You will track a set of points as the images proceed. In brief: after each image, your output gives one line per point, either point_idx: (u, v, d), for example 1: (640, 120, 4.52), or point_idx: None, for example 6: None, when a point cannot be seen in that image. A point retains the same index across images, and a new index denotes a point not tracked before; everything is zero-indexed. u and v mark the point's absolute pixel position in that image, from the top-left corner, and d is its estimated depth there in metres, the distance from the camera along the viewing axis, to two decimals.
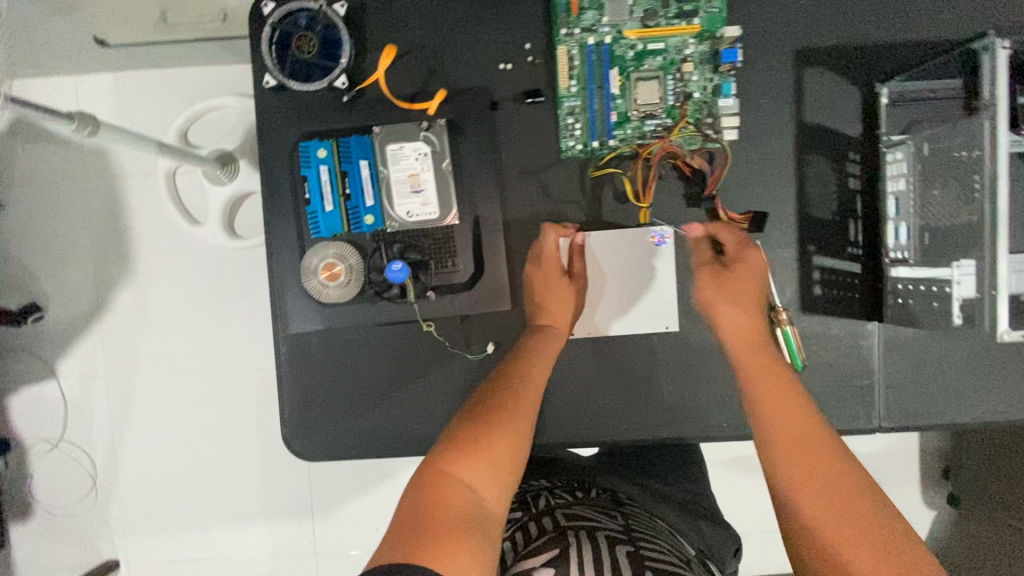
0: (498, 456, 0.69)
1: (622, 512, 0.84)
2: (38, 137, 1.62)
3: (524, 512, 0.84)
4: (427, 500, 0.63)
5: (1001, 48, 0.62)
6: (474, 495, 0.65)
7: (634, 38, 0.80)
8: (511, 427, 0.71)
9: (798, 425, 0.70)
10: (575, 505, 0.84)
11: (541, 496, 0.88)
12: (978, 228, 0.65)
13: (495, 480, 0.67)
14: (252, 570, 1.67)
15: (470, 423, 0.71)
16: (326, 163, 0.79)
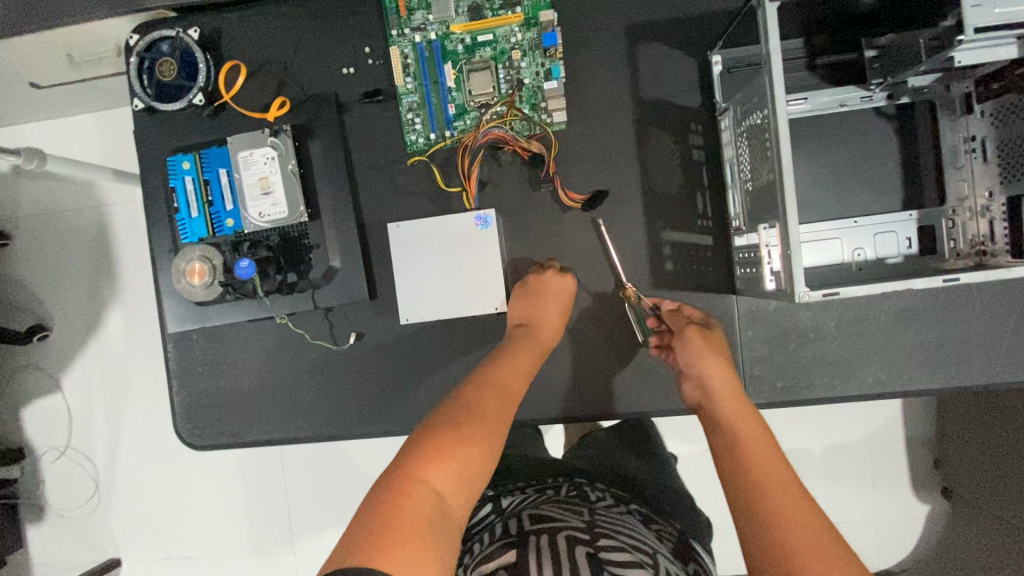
0: (472, 462, 0.63)
1: (589, 509, 0.79)
2: (36, 174, 1.80)
3: (494, 512, 0.84)
4: (390, 500, 0.57)
5: (769, 0, 0.62)
6: (442, 501, 0.59)
7: (462, 32, 0.83)
8: (489, 432, 0.66)
9: (770, 453, 0.64)
10: (544, 507, 0.80)
11: (512, 496, 0.87)
12: (775, 186, 0.64)
13: (467, 487, 0.62)
14: (236, 566, 1.77)
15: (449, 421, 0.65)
16: (190, 174, 0.86)
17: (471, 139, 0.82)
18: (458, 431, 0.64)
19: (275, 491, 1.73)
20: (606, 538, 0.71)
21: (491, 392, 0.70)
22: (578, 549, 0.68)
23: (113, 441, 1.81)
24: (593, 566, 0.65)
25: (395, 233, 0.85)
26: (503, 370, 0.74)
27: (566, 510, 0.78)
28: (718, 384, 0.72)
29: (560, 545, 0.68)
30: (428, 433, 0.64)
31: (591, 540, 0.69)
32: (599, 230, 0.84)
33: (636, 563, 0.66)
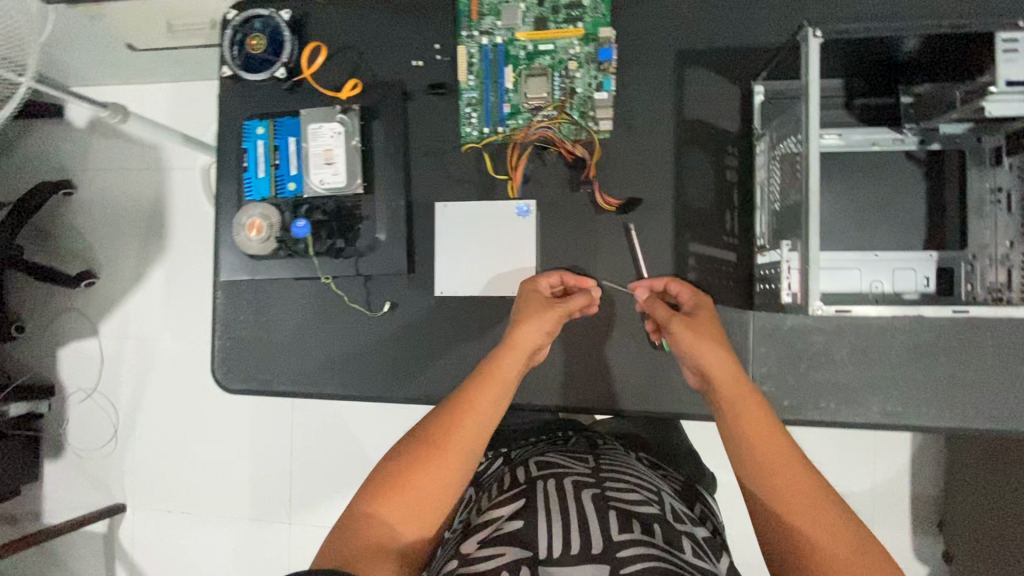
0: (427, 495, 0.68)
1: (594, 457, 0.88)
2: (108, 132, 1.91)
3: (504, 463, 0.93)
4: (353, 527, 0.67)
5: (813, 37, 0.67)
6: (394, 535, 0.67)
7: (525, 39, 0.90)
8: (446, 463, 0.69)
9: (764, 425, 0.68)
10: (551, 455, 0.88)
11: (522, 450, 0.97)
12: (801, 207, 0.69)
13: (420, 519, 0.68)
14: (234, 527, 1.82)
15: (409, 451, 0.70)
16: (263, 139, 0.95)
17: (522, 134, 0.89)
18: (414, 463, 0.69)
19: (282, 460, 1.79)
20: (610, 481, 0.79)
21: (456, 422, 0.72)
22: (584, 489, 0.76)
23: (138, 390, 1.90)
24: (599, 503, 0.73)
25: (443, 213, 0.93)
26: (477, 389, 0.75)
27: (570, 458, 0.87)
28: (719, 368, 0.72)
29: (567, 487, 0.77)
30: (391, 463, 0.71)
31: (596, 484, 0.78)
32: (630, 235, 0.89)
33: (640, 500, 0.75)
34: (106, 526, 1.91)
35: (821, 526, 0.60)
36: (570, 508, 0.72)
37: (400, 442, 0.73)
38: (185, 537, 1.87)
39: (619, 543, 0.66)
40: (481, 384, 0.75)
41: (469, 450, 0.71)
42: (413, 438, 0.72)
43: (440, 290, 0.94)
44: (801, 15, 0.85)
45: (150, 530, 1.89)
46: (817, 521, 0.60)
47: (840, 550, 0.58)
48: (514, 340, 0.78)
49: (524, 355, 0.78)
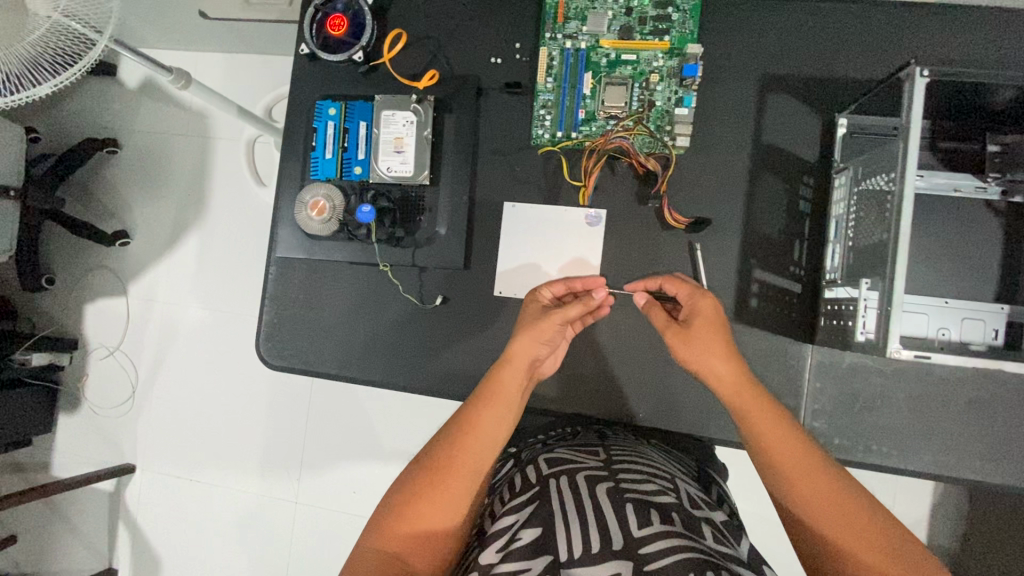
0: (436, 517, 0.70)
1: (604, 448, 0.86)
2: (156, 95, 1.84)
3: (514, 466, 0.90)
4: (367, 557, 0.67)
5: (919, 76, 0.66)
6: (407, 562, 0.67)
7: (609, 47, 0.89)
8: (452, 483, 0.71)
9: (786, 443, 0.70)
10: (560, 450, 0.86)
11: (533, 446, 0.94)
12: (885, 246, 0.67)
13: (430, 541, 0.69)
14: (240, 504, 1.75)
15: (416, 476, 0.72)
16: (333, 120, 0.94)
17: (602, 141, 0.86)
18: (421, 487, 0.71)
19: (295, 440, 1.72)
20: (623, 473, 0.78)
21: (460, 443, 0.74)
22: (598, 484, 0.75)
23: (160, 354, 1.83)
24: (615, 498, 0.72)
25: (510, 213, 0.93)
26: (478, 408, 0.77)
27: (580, 452, 0.85)
28: (723, 378, 0.75)
29: (581, 483, 0.75)
30: (399, 490, 0.72)
31: (609, 477, 0.77)
32: (694, 255, 0.88)
33: (656, 491, 0.74)
34: (113, 486, 1.84)
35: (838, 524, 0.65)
36: (587, 503, 0.71)
37: (406, 470, 0.74)
38: (193, 507, 1.79)
39: (641, 539, 0.65)
40: (483, 405, 0.77)
41: (473, 468, 0.73)
42: (420, 463, 0.73)
43: (499, 291, 0.93)
44: (892, 52, 0.84)
45: (157, 497, 1.82)
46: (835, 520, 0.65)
47: (873, 554, 0.62)
48: (512, 355, 0.79)
49: (524, 370, 0.80)
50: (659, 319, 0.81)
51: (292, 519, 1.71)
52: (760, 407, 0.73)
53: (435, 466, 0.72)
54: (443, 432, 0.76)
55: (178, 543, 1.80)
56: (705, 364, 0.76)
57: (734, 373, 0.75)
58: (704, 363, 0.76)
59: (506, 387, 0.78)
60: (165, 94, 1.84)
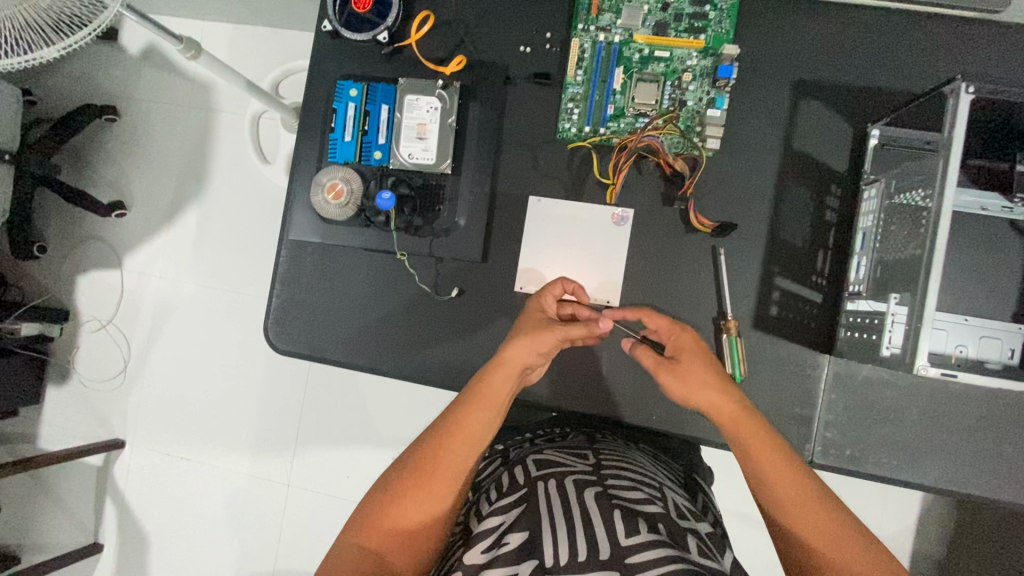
0: (416, 515, 0.69)
1: (593, 452, 0.86)
2: (158, 62, 1.77)
3: (502, 466, 0.88)
4: (346, 556, 0.66)
5: (964, 92, 0.65)
6: (386, 558, 0.67)
7: (643, 43, 0.87)
8: (434, 482, 0.70)
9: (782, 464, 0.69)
10: (548, 453, 0.85)
11: (521, 447, 0.93)
12: (919, 261, 0.67)
13: (410, 539, 0.68)
14: (228, 484, 1.71)
15: (399, 473, 0.71)
16: (354, 101, 0.91)
17: (636, 139, 0.83)
18: (404, 485, 0.70)
19: (289, 422, 1.68)
20: (610, 479, 0.77)
21: (446, 445, 0.72)
22: (586, 489, 0.73)
23: (155, 329, 1.78)
24: (602, 503, 0.70)
25: (535, 208, 0.91)
26: (466, 410, 0.74)
27: (569, 455, 0.84)
28: (719, 408, 0.73)
29: (569, 487, 0.74)
30: (383, 486, 0.72)
31: (598, 482, 0.76)
32: (717, 260, 0.87)
33: (643, 498, 0.73)
34: (102, 461, 1.78)
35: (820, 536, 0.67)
36: (574, 507, 0.70)
37: (392, 466, 0.74)
38: (182, 486, 1.75)
39: (627, 547, 0.64)
40: (470, 405, 0.75)
41: (456, 469, 0.72)
42: (405, 463, 0.72)
43: (520, 287, 0.91)
44: (928, 64, 0.83)
45: (146, 474, 1.77)
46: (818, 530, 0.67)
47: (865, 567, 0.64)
48: (505, 361, 0.76)
49: (516, 376, 0.77)
50: (647, 360, 0.78)
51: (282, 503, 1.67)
52: (754, 427, 0.72)
53: (418, 465, 0.71)
54: (428, 432, 0.75)
55: (166, 522, 1.75)
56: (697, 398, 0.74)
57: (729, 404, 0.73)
58: (697, 397, 0.74)
59: (493, 389, 0.76)
60: (167, 63, 1.77)
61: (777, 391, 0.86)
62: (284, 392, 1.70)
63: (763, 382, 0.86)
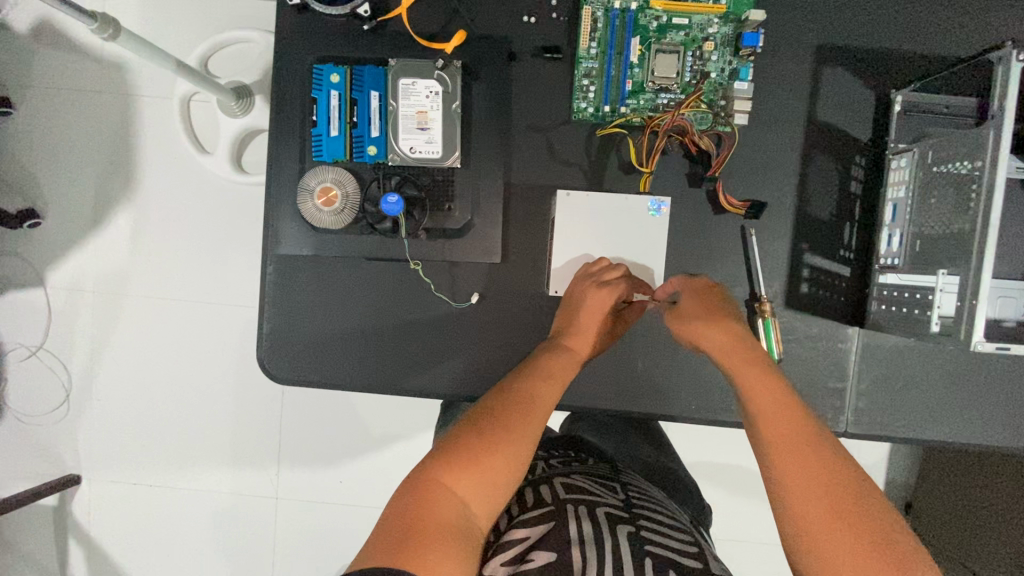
0: (498, 472, 0.65)
1: (620, 483, 0.82)
2: (55, 38, 1.41)
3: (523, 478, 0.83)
4: (418, 504, 0.60)
5: (1016, 59, 0.63)
6: (466, 510, 0.62)
7: (661, 9, 0.78)
8: (516, 442, 0.67)
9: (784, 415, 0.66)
10: (576, 476, 0.81)
11: (538, 464, 0.88)
12: (967, 237, 0.66)
13: (490, 496, 0.64)
14: (207, 511, 1.50)
15: (474, 430, 0.67)
16: (338, 89, 0.79)
17: (671, 115, 0.76)
18: (484, 441, 0.66)
19: (271, 435, 1.47)
20: (643, 517, 0.73)
21: (522, 406, 0.70)
22: (619, 526, 0.70)
23: (98, 350, 1.48)
24: (634, 548, 0.67)
25: (564, 201, 0.81)
26: (537, 380, 0.74)
27: (598, 483, 0.80)
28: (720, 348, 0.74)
29: (601, 520, 0.70)
30: (455, 440, 0.66)
31: (629, 517, 0.72)
32: (746, 239, 0.84)
33: (678, 546, 0.70)
34: (57, 500, 1.52)
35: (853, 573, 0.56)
36: (605, 546, 0.67)
37: (463, 424, 0.68)
38: (155, 520, 1.51)
39: None
40: (539, 375, 0.75)
41: (537, 434, 0.69)
42: (479, 416, 0.69)
43: (550, 290, 0.83)
44: (949, 23, 0.81)
45: (110, 511, 1.52)
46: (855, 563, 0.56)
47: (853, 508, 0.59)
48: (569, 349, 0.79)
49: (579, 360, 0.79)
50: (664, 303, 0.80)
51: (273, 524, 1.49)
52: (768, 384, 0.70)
53: (496, 424, 0.68)
54: (497, 394, 0.72)
55: (143, 559, 1.53)
56: (704, 334, 0.75)
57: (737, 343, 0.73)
58: (705, 334, 0.75)
59: (560, 366, 0.76)
60: (71, 40, 1.41)
61: (809, 367, 0.85)
62: (261, 413, 1.47)
63: (797, 361, 0.85)
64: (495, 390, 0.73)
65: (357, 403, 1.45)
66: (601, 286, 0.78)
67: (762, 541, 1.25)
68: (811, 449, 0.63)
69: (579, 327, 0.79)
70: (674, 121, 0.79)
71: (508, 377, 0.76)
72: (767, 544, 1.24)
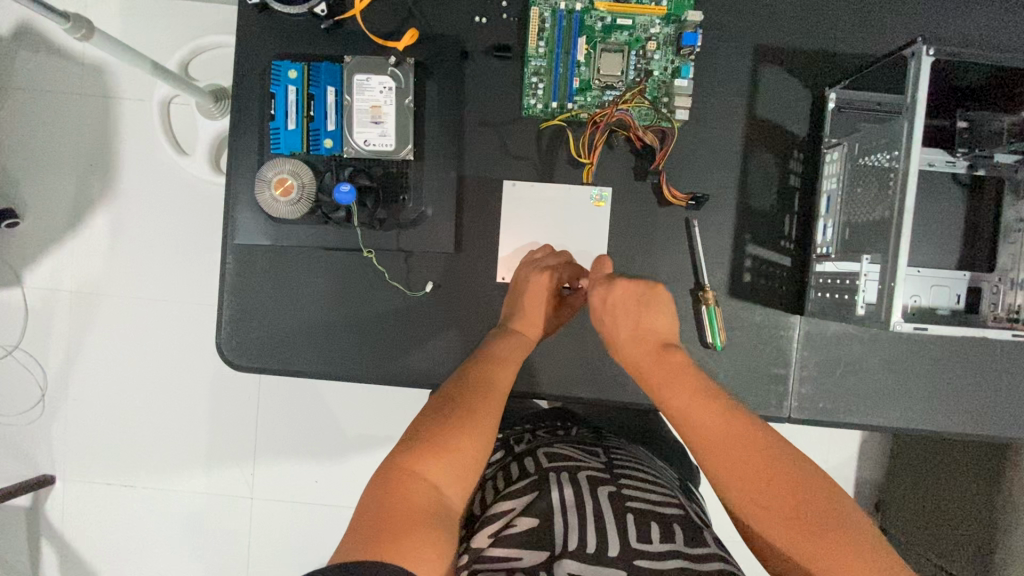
0: (466, 455, 0.66)
1: (603, 448, 0.84)
2: (34, 41, 1.42)
3: (508, 453, 0.85)
4: (390, 496, 0.60)
5: (926, 55, 0.67)
6: (440, 497, 0.63)
7: (604, 10, 0.83)
8: (480, 423, 0.69)
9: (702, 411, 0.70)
10: (559, 446, 0.83)
11: (524, 438, 0.89)
12: (887, 223, 0.70)
13: (462, 478, 0.65)
14: (181, 511, 1.47)
15: (437, 417, 0.68)
16: (295, 84, 0.82)
17: (609, 111, 0.80)
18: (450, 426, 0.67)
19: (246, 434, 1.45)
20: (624, 478, 0.75)
21: (480, 392, 0.72)
22: (600, 488, 0.72)
23: (72, 349, 1.46)
24: (616, 506, 0.69)
25: (510, 191, 0.86)
26: (492, 367, 0.76)
27: (580, 450, 0.82)
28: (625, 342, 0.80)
29: (582, 483, 0.72)
30: (420, 430, 0.67)
31: (611, 479, 0.74)
32: (690, 231, 0.87)
33: (660, 500, 0.72)
34: (30, 500, 1.49)
35: (777, 519, 0.62)
36: (586, 505, 0.69)
37: (425, 414, 0.69)
38: (129, 521, 1.49)
39: (636, 550, 0.64)
40: (492, 361, 0.77)
41: (497, 415, 0.71)
42: (440, 405, 0.70)
43: (499, 278, 0.88)
44: (878, 25, 0.85)
45: (83, 512, 1.49)
46: (776, 510, 0.62)
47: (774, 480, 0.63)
48: (516, 336, 0.81)
49: (527, 344, 0.81)
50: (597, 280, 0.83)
51: (248, 524, 1.46)
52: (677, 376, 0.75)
53: (458, 409, 0.69)
54: (455, 384, 0.74)
55: (117, 562, 1.50)
56: (608, 323, 0.81)
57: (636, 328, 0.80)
58: (608, 323, 0.81)
59: (510, 352, 0.79)
60: (49, 43, 1.42)
61: (753, 354, 0.88)
62: (235, 411, 1.45)
63: (740, 348, 0.88)
64: (453, 380, 0.74)
65: (330, 401, 1.43)
66: (544, 270, 0.82)
67: (730, 535, 1.26)
68: (726, 414, 0.69)
69: (525, 311, 0.82)
70: (615, 116, 0.82)
71: (463, 368, 0.77)
72: (733, 539, 1.26)
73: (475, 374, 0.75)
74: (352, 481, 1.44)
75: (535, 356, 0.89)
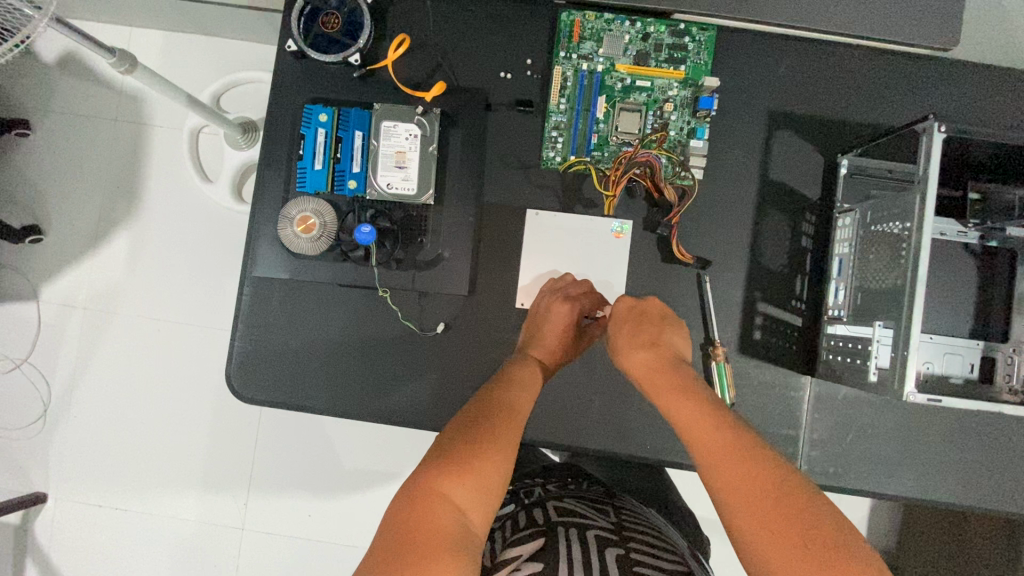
0: (489, 477, 0.65)
1: (613, 509, 0.82)
2: (75, 70, 1.48)
3: (518, 504, 0.84)
4: (414, 518, 0.59)
5: (938, 131, 0.69)
6: (464, 520, 0.61)
7: (625, 72, 0.87)
8: (503, 446, 0.68)
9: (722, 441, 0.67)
10: (570, 503, 0.82)
11: (534, 490, 0.88)
12: (901, 291, 0.70)
13: (487, 501, 0.64)
14: (171, 536, 1.44)
15: (460, 437, 0.68)
16: (325, 127, 0.85)
17: (633, 154, 0.82)
18: (473, 446, 0.66)
19: (243, 460, 1.43)
20: (634, 542, 0.73)
21: (501, 413, 0.72)
22: (609, 548, 0.70)
23: (80, 367, 1.46)
24: (622, 568, 0.67)
25: (532, 221, 0.88)
26: (508, 390, 0.76)
27: (591, 508, 0.81)
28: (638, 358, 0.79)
29: (589, 541, 0.71)
30: (444, 449, 0.66)
31: (620, 541, 0.72)
32: (702, 286, 0.88)
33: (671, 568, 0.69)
34: (20, 518, 1.47)
35: (776, 537, 0.58)
36: (593, 562, 0.67)
37: (447, 433, 0.69)
38: (118, 543, 1.45)
39: None
40: (510, 384, 0.77)
41: (518, 439, 0.71)
42: (463, 423, 0.70)
43: (518, 304, 0.88)
44: (888, 98, 0.88)
45: (72, 532, 1.46)
46: (780, 531, 0.58)
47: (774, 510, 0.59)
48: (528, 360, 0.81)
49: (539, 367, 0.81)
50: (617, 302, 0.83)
51: (237, 554, 1.43)
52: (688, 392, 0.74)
53: (478, 430, 0.69)
54: (476, 405, 0.73)
55: None
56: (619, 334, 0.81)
57: (642, 334, 0.80)
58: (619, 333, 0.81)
59: (525, 374, 0.79)
60: (89, 72, 1.48)
61: (762, 413, 0.87)
62: (235, 438, 1.43)
63: (751, 406, 0.87)
64: (476, 399, 0.74)
65: (331, 433, 1.41)
66: (565, 300, 0.83)
67: None
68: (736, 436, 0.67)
69: (543, 336, 0.83)
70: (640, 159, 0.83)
71: (482, 389, 0.77)
72: None
73: (496, 396, 0.75)
74: (346, 517, 1.41)
75: (542, 400, 0.88)
